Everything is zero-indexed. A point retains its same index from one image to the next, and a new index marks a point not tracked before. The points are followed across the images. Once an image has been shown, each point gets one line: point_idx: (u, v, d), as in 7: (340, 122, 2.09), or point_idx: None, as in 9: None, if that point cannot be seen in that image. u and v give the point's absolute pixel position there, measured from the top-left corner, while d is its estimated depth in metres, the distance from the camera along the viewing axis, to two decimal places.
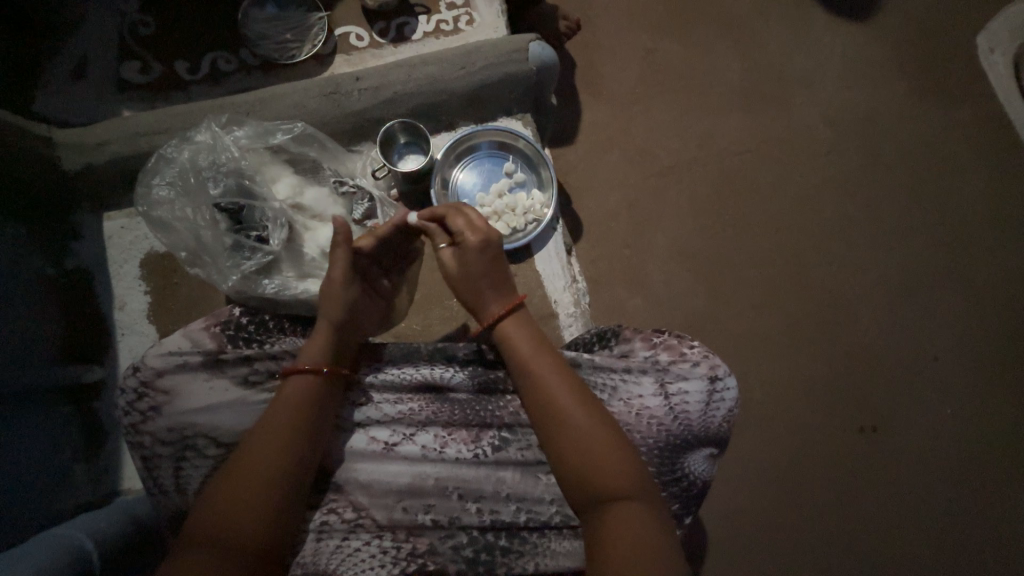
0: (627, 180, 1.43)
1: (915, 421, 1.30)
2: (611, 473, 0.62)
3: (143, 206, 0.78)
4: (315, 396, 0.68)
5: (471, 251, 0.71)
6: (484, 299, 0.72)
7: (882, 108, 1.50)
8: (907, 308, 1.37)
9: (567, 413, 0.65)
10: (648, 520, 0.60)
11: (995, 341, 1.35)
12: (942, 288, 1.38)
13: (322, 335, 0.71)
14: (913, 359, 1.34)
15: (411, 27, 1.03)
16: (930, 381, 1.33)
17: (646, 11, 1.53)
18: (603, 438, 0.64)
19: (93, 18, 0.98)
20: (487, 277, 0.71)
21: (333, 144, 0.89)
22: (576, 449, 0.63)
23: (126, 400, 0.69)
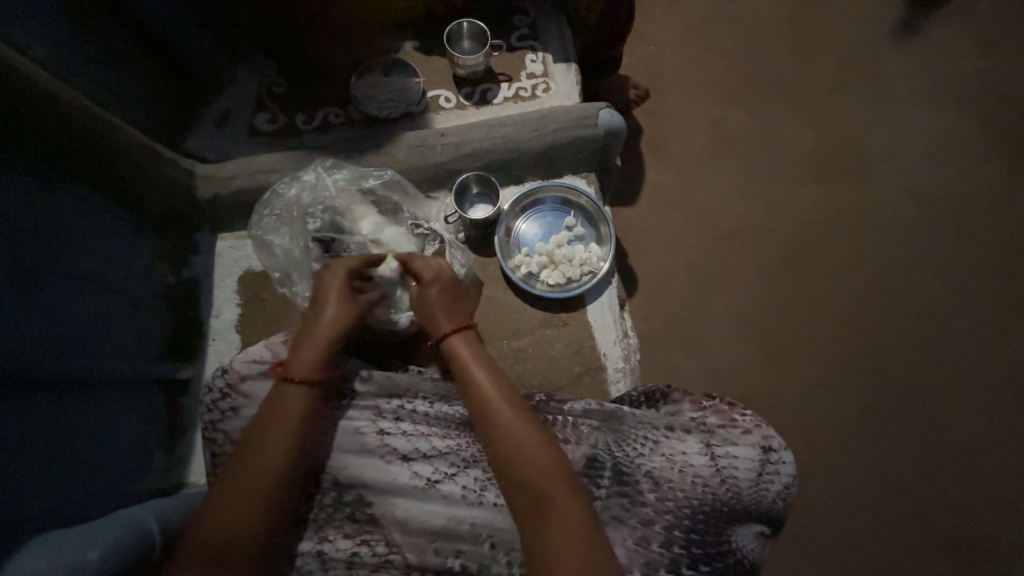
0: (689, 242, 1.45)
1: (995, 525, 1.23)
2: (534, 478, 0.64)
3: (254, 230, 0.91)
4: (305, 407, 0.71)
5: (430, 284, 0.84)
6: (437, 318, 0.81)
7: (973, 189, 1.47)
8: (990, 396, 1.31)
9: (498, 416, 0.69)
10: (582, 513, 0.62)
11: None
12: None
13: (316, 346, 0.74)
14: (995, 454, 1.27)
15: (494, 93, 1.15)
16: (1012, 480, 1.26)
17: (717, 83, 1.60)
18: (529, 453, 0.66)
19: (240, 79, 1.19)
20: (443, 299, 0.82)
21: (414, 191, 1.00)
22: (502, 454, 0.67)
23: (212, 398, 0.77)
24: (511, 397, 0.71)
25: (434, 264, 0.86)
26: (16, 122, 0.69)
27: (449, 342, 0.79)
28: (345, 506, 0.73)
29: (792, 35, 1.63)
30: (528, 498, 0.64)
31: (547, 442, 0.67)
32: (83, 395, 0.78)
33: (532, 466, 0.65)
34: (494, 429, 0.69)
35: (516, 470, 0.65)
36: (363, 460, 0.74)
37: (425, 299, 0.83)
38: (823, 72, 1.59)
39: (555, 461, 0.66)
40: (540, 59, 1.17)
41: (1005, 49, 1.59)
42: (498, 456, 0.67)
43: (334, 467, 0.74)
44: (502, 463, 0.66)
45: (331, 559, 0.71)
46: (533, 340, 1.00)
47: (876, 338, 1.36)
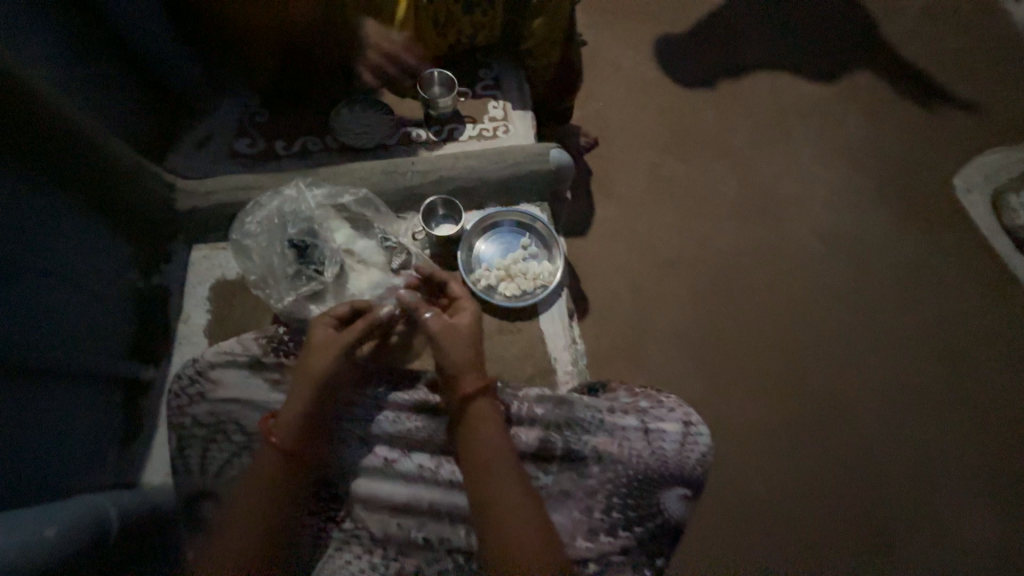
0: (632, 268, 1.66)
1: (906, 522, 1.38)
2: (514, 558, 0.66)
3: (235, 236, 0.98)
4: (269, 467, 0.72)
5: (461, 323, 0.83)
6: (460, 372, 0.77)
7: (867, 230, 1.77)
8: (895, 405, 1.51)
9: (494, 489, 0.70)
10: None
11: (982, 448, 1.46)
12: (927, 391, 1.53)
13: (295, 409, 0.74)
14: (902, 456, 1.45)
15: (460, 132, 1.31)
16: (917, 478, 1.43)
17: (654, 136, 1.87)
18: (516, 528, 0.68)
19: (224, 107, 1.29)
20: (468, 348, 0.79)
21: (386, 209, 1.08)
22: (489, 527, 0.69)
23: (179, 385, 0.81)
24: (510, 470, 0.72)
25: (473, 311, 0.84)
26: (20, 123, 0.76)
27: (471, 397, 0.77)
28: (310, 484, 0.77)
29: (715, 101, 1.94)
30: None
31: (531, 516, 0.69)
32: (38, 386, 0.79)
33: (518, 545, 0.66)
34: (486, 501, 0.70)
35: (500, 545, 0.67)
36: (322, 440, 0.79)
37: (453, 339, 0.80)
38: (742, 131, 1.90)
39: (535, 538, 0.67)
40: (501, 106, 1.36)
41: (885, 120, 1.96)
42: (483, 524, 0.69)
43: None
44: (487, 536, 0.68)
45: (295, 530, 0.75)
46: (490, 343, 1.10)
47: (793, 354, 1.57)
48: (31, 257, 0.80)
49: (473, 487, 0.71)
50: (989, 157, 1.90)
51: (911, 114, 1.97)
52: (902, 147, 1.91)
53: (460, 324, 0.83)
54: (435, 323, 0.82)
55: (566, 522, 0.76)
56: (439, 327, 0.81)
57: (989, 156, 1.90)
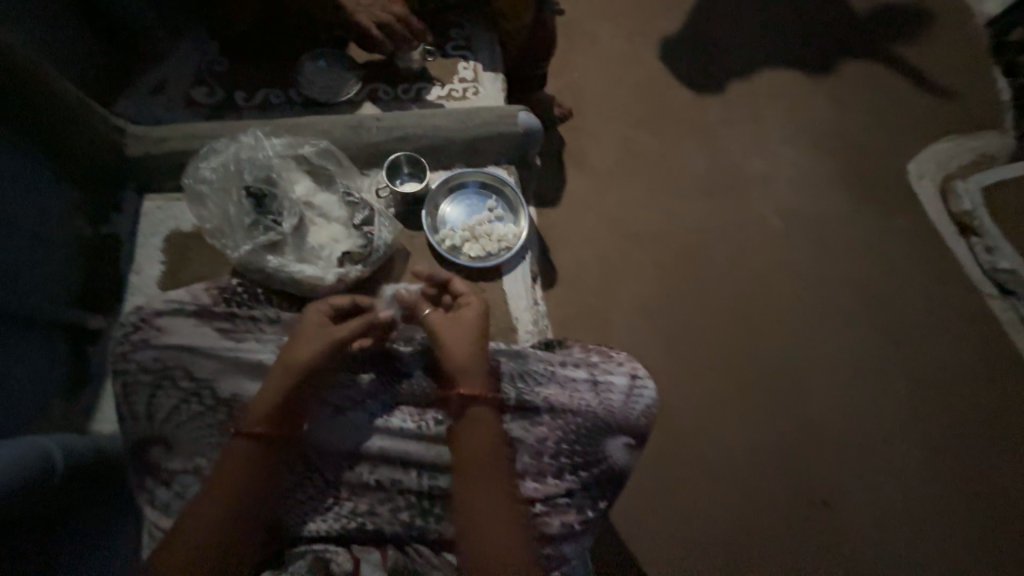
0: (600, 240, 1.69)
1: (840, 481, 1.49)
2: (485, 528, 0.67)
3: (188, 180, 0.96)
4: (246, 456, 0.70)
5: (468, 324, 0.81)
6: (464, 375, 0.77)
7: (825, 210, 1.84)
8: (839, 374, 1.61)
9: (475, 462, 0.72)
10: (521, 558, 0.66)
11: (914, 415, 1.57)
12: (868, 362, 1.63)
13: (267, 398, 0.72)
14: (842, 421, 1.55)
15: (428, 92, 1.29)
16: (853, 441, 1.53)
17: (628, 110, 1.88)
18: (490, 500, 0.69)
19: (179, 51, 1.22)
20: (474, 353, 0.78)
21: (348, 163, 1.07)
22: (465, 498, 0.70)
23: (125, 332, 0.80)
24: (495, 449, 0.73)
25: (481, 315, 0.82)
26: None
27: (472, 400, 0.76)
28: None
29: (689, 78, 1.96)
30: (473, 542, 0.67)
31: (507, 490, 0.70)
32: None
33: (489, 517, 0.68)
34: (466, 472, 0.71)
35: (472, 516, 0.68)
36: None
37: (459, 340, 0.79)
38: (713, 109, 1.93)
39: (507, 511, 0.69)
40: (471, 67, 1.34)
41: (849, 104, 2.01)
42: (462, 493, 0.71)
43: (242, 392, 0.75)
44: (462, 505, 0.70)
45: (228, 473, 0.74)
46: None
47: (748, 326, 1.64)
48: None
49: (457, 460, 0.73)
50: (944, 143, 1.98)
51: (875, 100, 2.03)
52: (864, 132, 1.98)
53: (467, 327, 0.81)
54: (442, 323, 0.81)
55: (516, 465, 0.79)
56: (446, 328, 0.81)
57: (944, 143, 1.98)
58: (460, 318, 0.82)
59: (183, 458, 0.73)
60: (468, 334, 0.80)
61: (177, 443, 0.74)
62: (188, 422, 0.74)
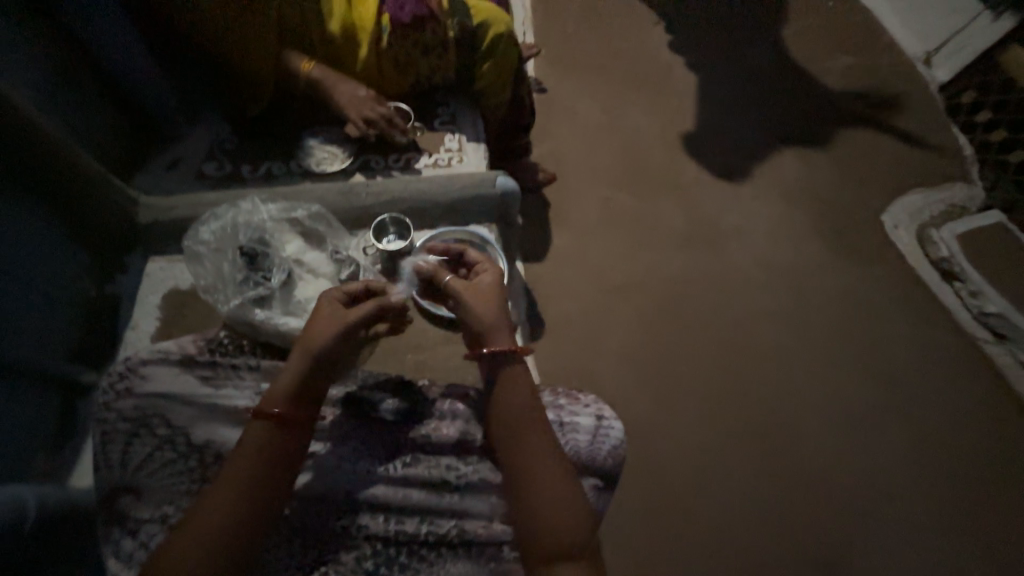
0: (584, 293, 1.75)
1: (847, 538, 1.41)
2: (536, 475, 0.75)
3: (188, 242, 1.05)
4: (269, 437, 0.74)
5: (483, 286, 0.89)
6: (488, 331, 0.86)
7: (805, 260, 1.90)
8: (834, 423, 1.58)
9: (518, 424, 0.79)
10: (571, 499, 0.74)
11: (918, 466, 1.52)
12: (863, 409, 1.60)
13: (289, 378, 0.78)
14: (842, 472, 1.50)
15: (416, 160, 1.43)
16: (856, 494, 1.47)
17: (608, 173, 2.03)
18: (537, 455, 0.76)
19: (196, 133, 1.38)
20: (493, 308, 0.87)
21: (337, 225, 1.16)
22: (513, 450, 0.78)
23: (109, 381, 0.83)
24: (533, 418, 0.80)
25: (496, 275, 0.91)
26: None
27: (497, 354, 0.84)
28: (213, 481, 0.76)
29: (664, 143, 2.13)
30: (532, 485, 0.74)
31: (549, 444, 0.78)
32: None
33: (537, 466, 0.75)
34: (512, 431, 0.79)
35: (523, 467, 0.76)
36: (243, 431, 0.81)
37: (476, 299, 0.88)
38: (688, 170, 2.07)
39: (550, 463, 0.76)
40: (456, 139, 1.48)
41: (818, 161, 2.14)
42: (511, 450, 0.78)
43: (216, 439, 0.79)
44: (513, 459, 0.77)
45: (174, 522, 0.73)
46: (433, 353, 1.12)
47: (737, 374, 1.64)
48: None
49: (502, 425, 0.81)
50: (913, 195, 2.08)
51: (843, 157, 2.16)
52: (836, 186, 2.08)
53: (481, 287, 0.89)
54: (463, 286, 0.90)
55: (484, 508, 0.79)
56: (465, 290, 0.90)
57: (912, 195, 2.08)
58: (474, 284, 0.90)
59: (151, 506, 0.74)
60: (487, 295, 0.88)
61: (146, 492, 0.75)
62: (159, 469, 0.76)
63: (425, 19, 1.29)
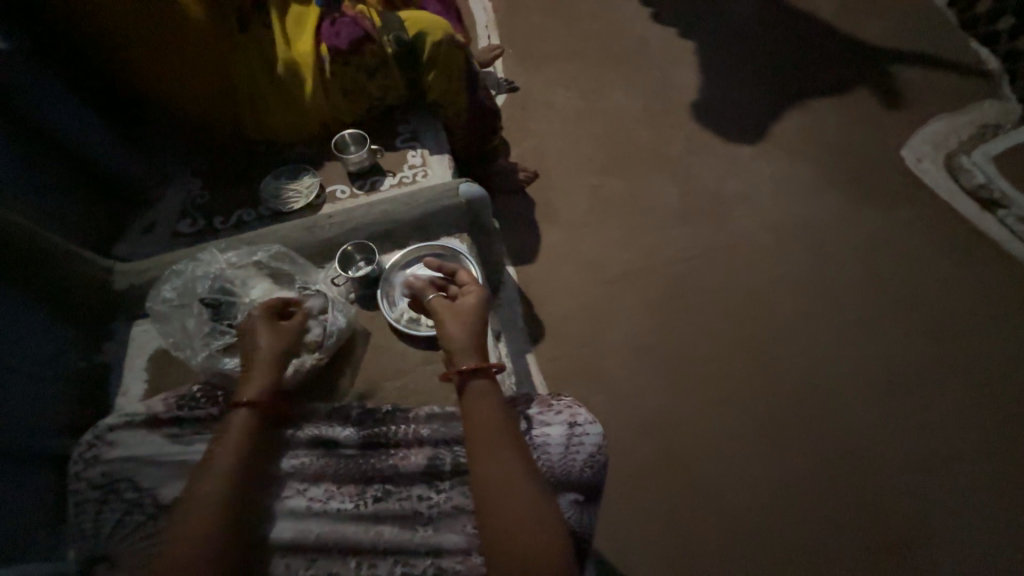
0: (583, 288, 1.67)
1: (908, 514, 1.27)
2: (511, 507, 0.69)
3: (150, 303, 1.06)
4: (246, 426, 0.81)
5: (462, 306, 0.91)
6: (459, 347, 0.86)
7: (819, 214, 1.74)
8: (877, 388, 1.43)
9: (490, 451, 0.74)
10: (550, 526, 0.69)
11: (982, 423, 1.36)
12: (908, 368, 1.45)
13: (261, 378, 0.86)
14: (892, 440, 1.36)
15: (381, 182, 1.40)
16: (913, 464, 1.32)
17: (592, 161, 1.95)
18: (510, 484, 0.71)
19: (169, 194, 1.42)
20: (467, 326, 0.88)
21: (302, 260, 1.15)
22: (488, 481, 0.72)
23: (80, 451, 0.86)
24: (506, 440, 0.75)
25: (476, 297, 0.93)
26: None
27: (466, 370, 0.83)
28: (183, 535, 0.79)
29: (647, 118, 2.02)
30: (508, 519, 0.68)
31: (523, 470, 0.73)
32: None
33: (512, 495, 0.70)
34: (484, 459, 0.74)
35: (500, 499, 0.70)
36: None
37: (452, 316, 0.90)
38: (677, 142, 1.96)
39: (525, 489, 0.71)
40: (420, 154, 1.45)
41: (820, 106, 1.97)
42: (485, 483, 0.72)
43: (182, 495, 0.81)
44: (485, 494, 0.71)
45: None
46: (414, 376, 1.05)
47: (759, 349, 1.52)
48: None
49: (476, 453, 0.75)
50: (934, 124, 1.88)
51: (847, 97, 1.98)
52: (843, 129, 1.91)
53: (459, 307, 0.91)
54: (440, 304, 0.92)
55: (460, 540, 0.76)
56: (442, 308, 0.92)
57: (934, 124, 1.89)
58: (461, 306, 0.91)
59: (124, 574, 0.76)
60: (466, 316, 0.90)
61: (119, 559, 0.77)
62: (129, 534, 0.79)
63: (362, 41, 1.30)
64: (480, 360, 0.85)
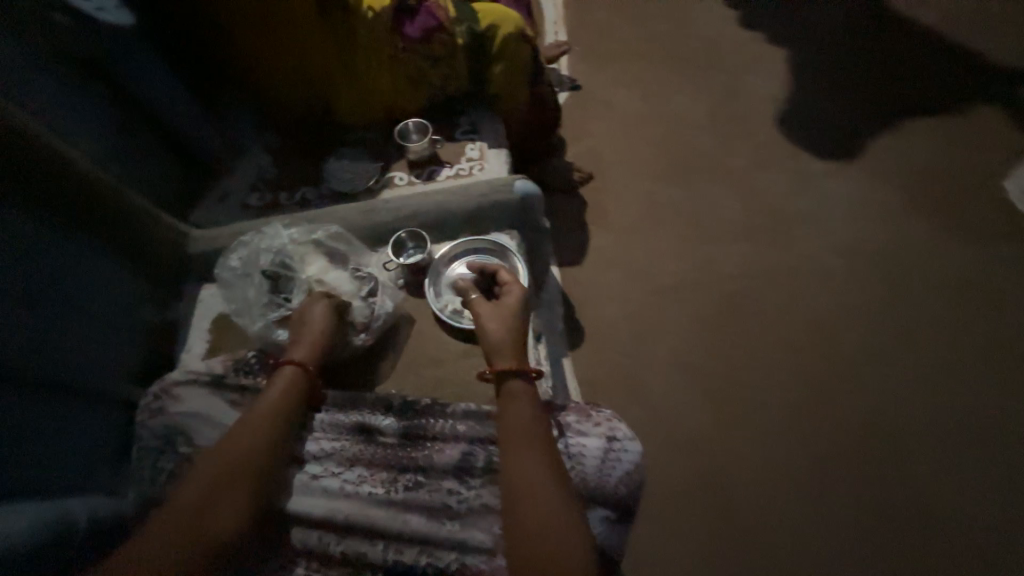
0: (629, 297, 1.62)
1: None
2: (538, 518, 0.68)
3: (218, 270, 1.13)
4: (291, 386, 0.88)
5: (503, 307, 0.92)
6: (499, 349, 0.86)
7: (899, 243, 1.59)
8: (943, 442, 1.30)
9: (524, 458, 0.73)
10: (578, 542, 0.66)
11: None
12: (982, 424, 1.32)
13: (313, 342, 0.95)
14: (955, 500, 1.24)
15: (439, 173, 1.42)
16: (975, 530, 1.21)
17: (651, 166, 1.88)
18: (539, 494, 0.69)
19: (242, 168, 1.50)
20: (507, 328, 0.88)
21: (357, 243, 1.19)
22: (517, 488, 0.71)
23: (148, 401, 0.93)
24: (540, 449, 0.74)
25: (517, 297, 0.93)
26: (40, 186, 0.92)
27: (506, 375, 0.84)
28: None
29: (715, 125, 1.93)
30: (535, 530, 0.67)
31: (553, 481, 0.71)
32: (27, 398, 0.89)
33: (539, 506, 0.68)
34: (515, 465, 0.73)
35: (527, 507, 0.69)
36: None
37: (491, 317, 0.90)
38: (744, 153, 1.85)
39: (555, 501, 0.69)
40: (478, 147, 1.45)
41: (911, 125, 1.80)
42: (514, 491, 0.71)
43: None
44: (513, 502, 0.70)
45: None
46: (453, 368, 1.07)
47: (814, 382, 1.41)
48: (39, 288, 0.93)
49: (508, 459, 0.74)
50: None
51: (945, 117, 1.80)
52: (937, 153, 1.73)
53: (498, 308, 0.92)
54: (481, 305, 0.94)
55: (485, 540, 0.76)
56: (482, 308, 0.93)
57: None
58: (501, 304, 0.93)
59: None
60: (507, 317, 0.90)
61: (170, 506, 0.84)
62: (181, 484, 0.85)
63: (434, 31, 1.30)
64: (520, 363, 0.85)
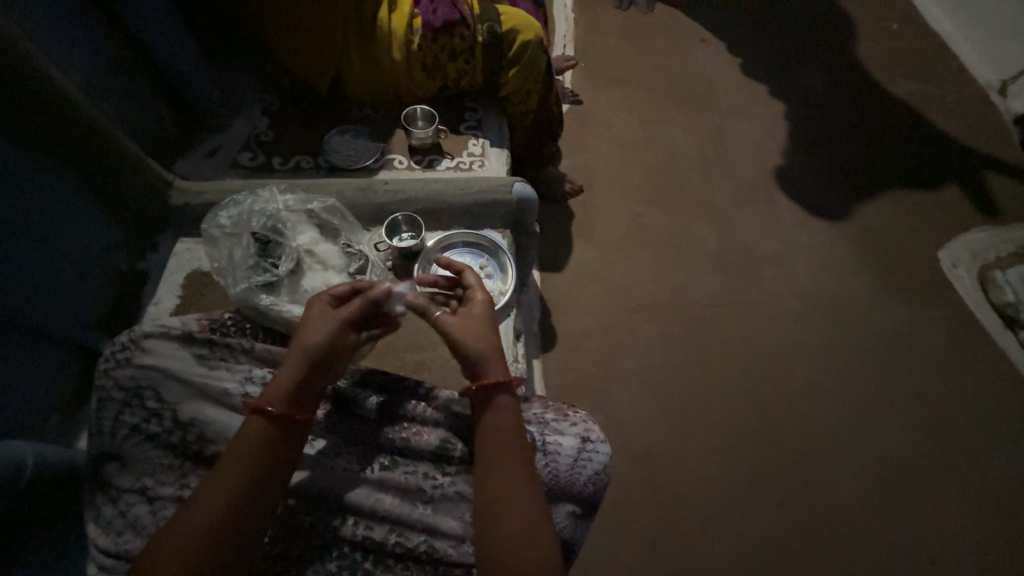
0: (603, 310, 1.69)
1: None
2: (511, 513, 0.70)
3: (206, 226, 1.09)
4: (266, 440, 0.74)
5: (470, 316, 0.85)
6: (480, 363, 0.81)
7: (848, 293, 1.75)
8: (864, 476, 1.44)
9: (503, 455, 0.75)
10: (545, 536, 0.69)
11: (955, 535, 1.37)
12: (897, 464, 1.46)
13: (286, 371, 0.78)
14: (867, 529, 1.37)
15: (438, 162, 1.43)
16: (881, 557, 1.34)
17: (638, 189, 1.97)
18: (515, 490, 0.72)
19: (235, 125, 1.45)
20: (485, 335, 0.83)
21: (352, 219, 1.18)
22: (493, 482, 0.73)
23: (112, 350, 0.88)
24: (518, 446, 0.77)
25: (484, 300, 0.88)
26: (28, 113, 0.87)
27: (493, 395, 0.80)
28: (188, 444, 0.83)
29: (700, 160, 2.04)
30: (507, 523, 0.69)
31: (528, 476, 0.74)
32: None
33: (514, 501, 0.71)
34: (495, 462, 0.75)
35: (501, 502, 0.71)
36: (227, 408, 0.86)
37: (463, 330, 0.83)
38: (724, 190, 1.97)
39: (529, 496, 0.72)
40: (480, 144, 1.48)
41: (869, 189, 1.99)
42: (489, 484, 0.73)
43: (204, 419, 0.84)
44: (489, 496, 0.72)
45: (155, 495, 0.79)
46: (434, 354, 1.09)
47: (760, 410, 1.53)
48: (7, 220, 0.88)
49: (488, 454, 0.76)
50: (976, 233, 1.89)
51: (898, 187, 1.99)
52: (888, 217, 1.92)
53: (466, 319, 0.85)
54: (449, 319, 0.85)
55: (456, 526, 0.79)
56: (452, 322, 0.84)
57: (976, 233, 1.89)
58: (470, 313, 0.86)
59: (132, 477, 0.80)
60: (479, 324, 0.84)
61: (130, 463, 0.81)
62: (142, 441, 0.82)
63: (455, 25, 1.32)
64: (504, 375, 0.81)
